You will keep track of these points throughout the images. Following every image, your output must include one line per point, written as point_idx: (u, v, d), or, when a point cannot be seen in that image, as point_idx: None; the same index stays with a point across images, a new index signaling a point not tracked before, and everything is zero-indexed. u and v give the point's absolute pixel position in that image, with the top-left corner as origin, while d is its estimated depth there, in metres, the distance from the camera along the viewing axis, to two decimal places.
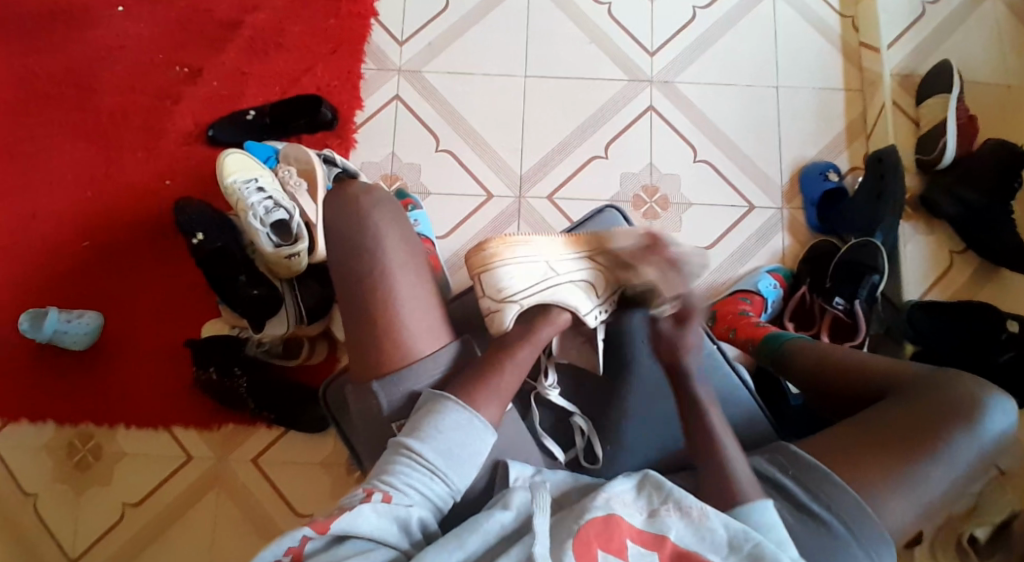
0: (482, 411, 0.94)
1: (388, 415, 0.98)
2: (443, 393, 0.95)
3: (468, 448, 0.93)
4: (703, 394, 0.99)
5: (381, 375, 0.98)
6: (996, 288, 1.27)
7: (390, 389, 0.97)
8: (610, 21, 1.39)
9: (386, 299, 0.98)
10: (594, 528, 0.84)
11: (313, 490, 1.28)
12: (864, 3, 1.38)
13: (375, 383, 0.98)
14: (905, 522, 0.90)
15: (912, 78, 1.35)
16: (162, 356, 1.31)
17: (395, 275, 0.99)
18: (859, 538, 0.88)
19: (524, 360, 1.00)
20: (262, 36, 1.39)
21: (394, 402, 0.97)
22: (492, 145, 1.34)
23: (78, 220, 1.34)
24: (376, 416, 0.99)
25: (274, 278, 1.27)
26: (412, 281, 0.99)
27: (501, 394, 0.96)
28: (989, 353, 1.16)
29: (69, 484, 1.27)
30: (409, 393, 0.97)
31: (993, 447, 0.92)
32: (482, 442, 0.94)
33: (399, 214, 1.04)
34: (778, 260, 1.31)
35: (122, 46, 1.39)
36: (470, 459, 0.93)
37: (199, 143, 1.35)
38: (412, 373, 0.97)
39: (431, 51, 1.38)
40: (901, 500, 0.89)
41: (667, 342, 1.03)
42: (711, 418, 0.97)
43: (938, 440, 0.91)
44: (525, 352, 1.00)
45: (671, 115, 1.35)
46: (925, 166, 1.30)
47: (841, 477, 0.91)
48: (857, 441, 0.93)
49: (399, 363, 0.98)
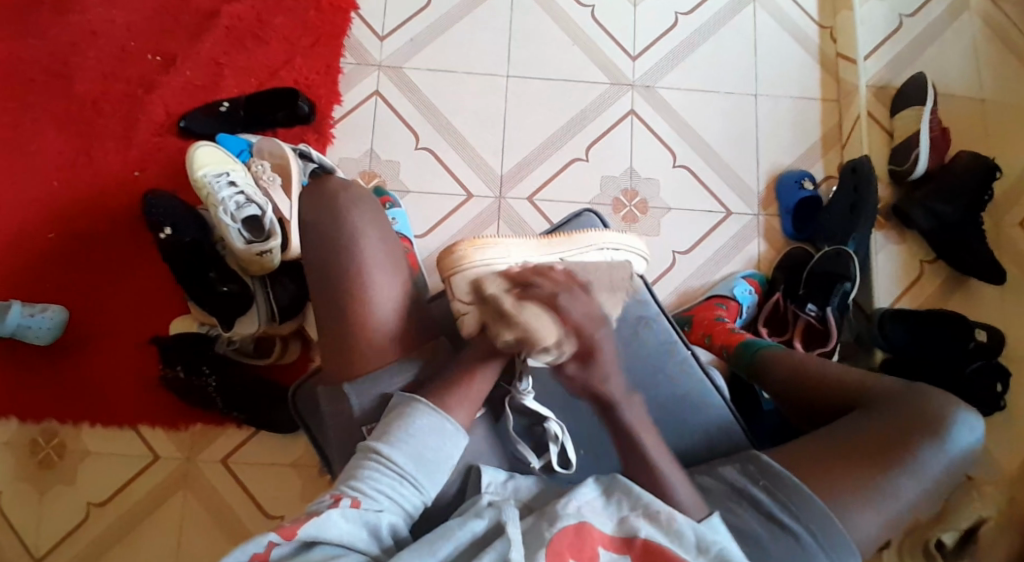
0: (454, 415, 0.94)
1: (359, 418, 0.96)
2: (415, 396, 0.94)
3: (439, 451, 0.92)
4: (633, 419, 0.93)
5: (354, 377, 0.97)
6: (965, 298, 1.30)
7: (362, 391, 0.96)
8: (595, 24, 1.39)
9: (360, 300, 0.97)
10: (567, 537, 0.83)
11: (281, 491, 1.26)
12: (843, 15, 1.40)
13: (348, 386, 0.97)
14: (873, 534, 0.91)
15: (888, 90, 1.37)
16: (129, 353, 1.28)
17: (370, 275, 0.97)
18: (826, 546, 0.89)
19: (498, 363, 1.00)
20: (239, 27, 1.35)
21: (366, 404, 0.96)
22: (474, 146, 1.33)
23: (44, 211, 1.30)
24: (348, 418, 0.97)
25: (245, 275, 1.23)
26: (387, 283, 0.98)
27: (474, 397, 0.96)
28: (955, 365, 1.21)
29: (32, 482, 1.24)
30: (383, 396, 0.96)
31: (959, 459, 0.93)
32: (452, 447, 0.93)
33: (378, 211, 1.02)
34: (753, 266, 1.32)
35: (94, 32, 1.35)
36: (442, 464, 0.92)
37: (171, 134, 1.32)
38: (384, 376, 0.97)
39: (413, 48, 1.37)
40: (865, 510, 0.90)
41: (577, 380, 0.93)
42: (644, 440, 0.92)
43: (904, 453, 0.92)
44: (499, 355, 1.00)
45: (652, 119, 1.36)
46: (898, 177, 1.32)
47: (808, 487, 0.92)
48: (826, 451, 0.94)
49: (371, 366, 0.97)
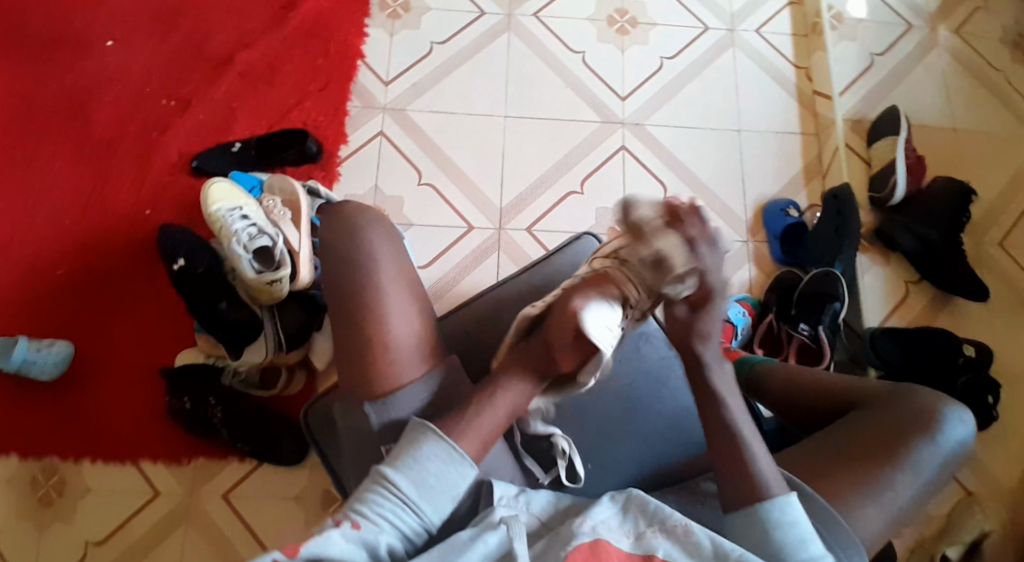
0: (460, 444, 0.86)
1: (376, 436, 0.90)
2: (424, 422, 0.87)
3: (445, 479, 0.84)
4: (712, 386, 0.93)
5: (374, 395, 0.90)
6: (950, 317, 1.35)
7: (384, 410, 0.90)
8: (586, 68, 1.48)
9: (377, 318, 0.91)
10: (582, 553, 0.80)
11: (285, 526, 1.24)
12: (816, 55, 1.50)
13: (368, 405, 0.90)
14: (876, 533, 0.91)
15: (863, 123, 1.46)
16: (134, 385, 1.28)
17: (387, 295, 0.92)
18: (833, 548, 0.88)
19: (505, 406, 0.90)
20: (250, 73, 1.43)
21: (386, 421, 0.90)
22: (474, 180, 1.39)
23: (53, 247, 1.33)
24: (365, 435, 0.92)
25: (255, 305, 1.26)
26: (403, 303, 0.93)
27: (488, 425, 0.88)
28: (948, 379, 1.25)
29: (31, 520, 1.22)
30: (400, 418, 0.90)
31: (952, 456, 0.94)
32: (460, 477, 0.85)
33: (392, 235, 0.97)
34: (746, 290, 1.37)
35: (110, 78, 1.42)
36: (449, 491, 0.84)
37: (182, 172, 1.37)
38: (402, 397, 0.90)
39: (416, 91, 1.44)
40: (866, 508, 0.90)
41: (681, 328, 0.93)
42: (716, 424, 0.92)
43: (899, 450, 0.93)
44: (506, 399, 0.91)
45: (642, 154, 1.43)
46: (878, 204, 1.39)
47: (812, 490, 0.92)
48: (824, 455, 0.95)
49: (387, 387, 0.90)
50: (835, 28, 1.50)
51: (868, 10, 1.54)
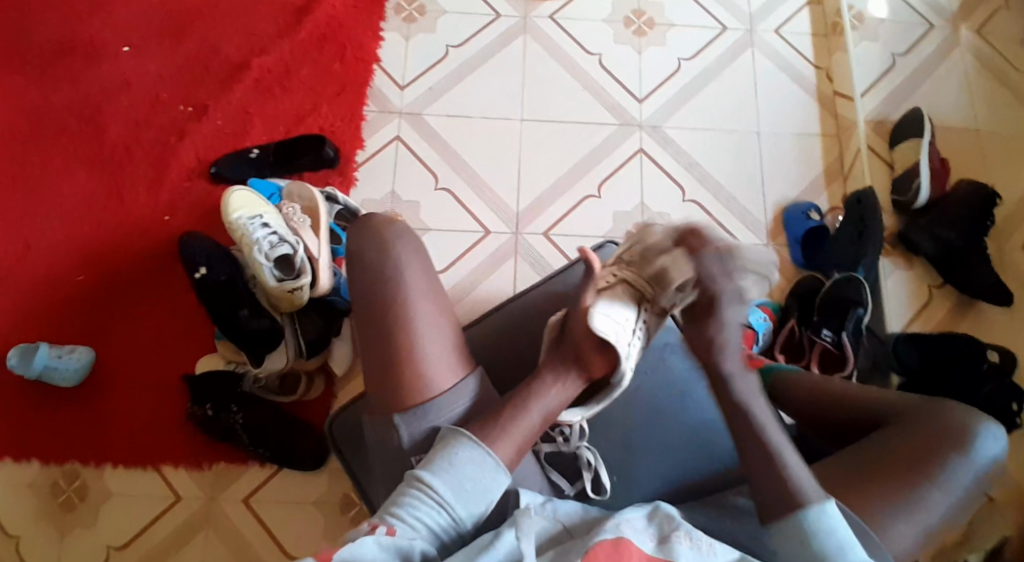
0: (494, 449, 0.85)
1: (408, 450, 0.89)
2: (459, 428, 0.86)
3: (481, 484, 0.83)
4: (743, 401, 0.92)
5: (404, 407, 0.89)
6: (973, 321, 1.32)
7: (413, 422, 0.89)
8: (602, 70, 1.46)
9: (406, 327, 0.90)
10: (603, 548, 0.78)
11: (306, 531, 1.25)
12: (837, 56, 1.48)
13: (397, 416, 0.89)
14: (907, 547, 0.90)
15: (885, 124, 1.44)
16: (154, 391, 1.29)
17: (416, 304, 0.92)
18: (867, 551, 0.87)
19: (529, 427, 0.88)
20: (267, 78, 1.43)
21: (416, 436, 0.89)
22: (491, 185, 1.38)
23: (73, 253, 1.34)
24: (393, 450, 0.91)
25: (275, 312, 1.26)
26: (434, 312, 0.93)
27: (521, 436, 0.87)
28: (973, 386, 1.21)
29: (53, 524, 1.23)
30: (432, 428, 0.89)
31: (986, 472, 0.92)
32: (495, 482, 0.84)
33: (420, 244, 0.96)
34: (767, 294, 1.35)
35: (127, 84, 1.42)
36: (484, 496, 0.83)
37: (200, 179, 1.38)
38: (432, 408, 0.89)
39: (431, 95, 1.44)
40: (897, 523, 0.89)
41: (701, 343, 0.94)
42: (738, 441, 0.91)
43: (931, 466, 0.91)
44: (531, 418, 0.88)
45: (659, 156, 1.41)
46: (902, 206, 1.37)
47: (846, 504, 0.91)
48: (855, 467, 0.94)
49: (418, 399, 0.89)
50: (856, 28, 1.49)
51: (888, 10, 1.52)
